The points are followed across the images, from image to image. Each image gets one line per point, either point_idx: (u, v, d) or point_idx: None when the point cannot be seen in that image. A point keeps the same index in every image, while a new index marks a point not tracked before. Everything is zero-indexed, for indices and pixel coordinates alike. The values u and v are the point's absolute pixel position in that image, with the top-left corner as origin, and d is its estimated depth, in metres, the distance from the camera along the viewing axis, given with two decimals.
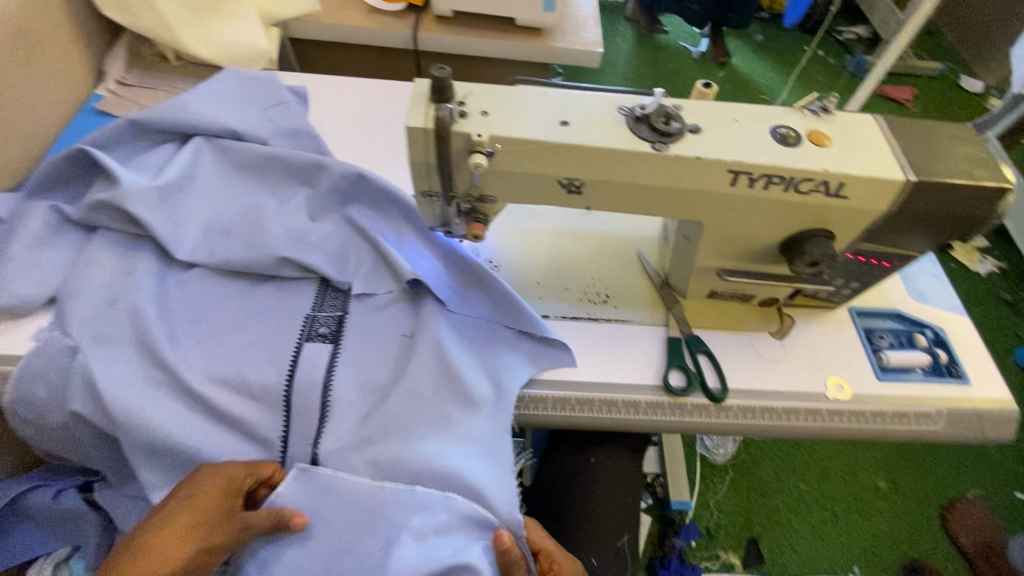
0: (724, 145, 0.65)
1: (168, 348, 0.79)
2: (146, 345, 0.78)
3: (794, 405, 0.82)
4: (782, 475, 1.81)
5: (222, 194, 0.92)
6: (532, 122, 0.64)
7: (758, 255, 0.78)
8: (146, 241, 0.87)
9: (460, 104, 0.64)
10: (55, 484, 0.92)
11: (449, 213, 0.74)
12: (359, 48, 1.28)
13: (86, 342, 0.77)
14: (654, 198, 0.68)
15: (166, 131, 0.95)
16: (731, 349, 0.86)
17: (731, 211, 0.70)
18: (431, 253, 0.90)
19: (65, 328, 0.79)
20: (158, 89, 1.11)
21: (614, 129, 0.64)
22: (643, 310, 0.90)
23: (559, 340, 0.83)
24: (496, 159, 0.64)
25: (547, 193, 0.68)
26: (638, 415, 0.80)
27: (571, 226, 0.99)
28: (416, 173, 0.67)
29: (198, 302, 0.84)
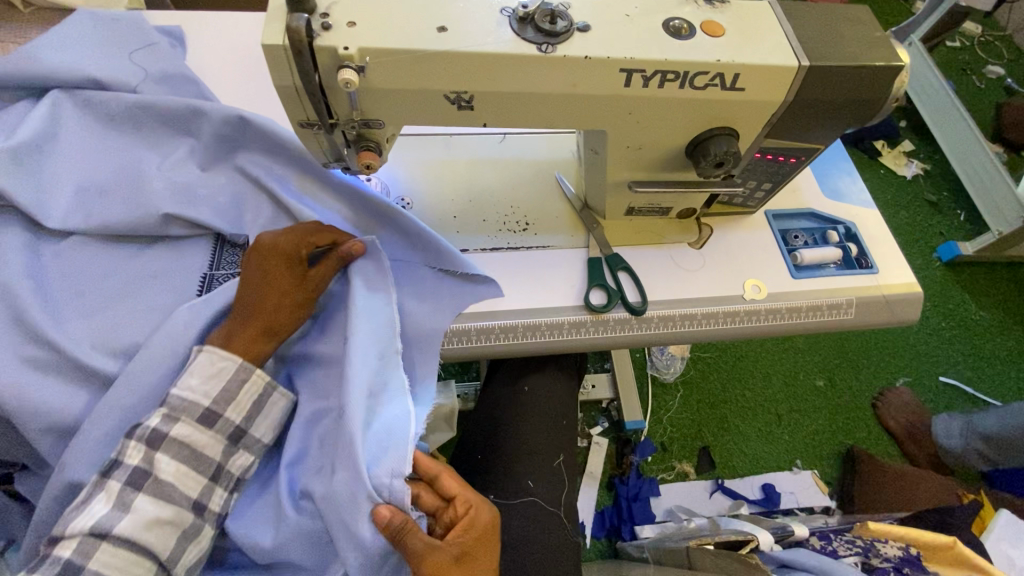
0: (615, 42, 0.61)
1: (55, 325, 0.73)
2: (28, 324, 0.72)
3: (714, 310, 0.83)
4: (729, 386, 1.90)
5: (92, 152, 0.83)
6: (405, 30, 0.58)
7: (668, 162, 0.77)
8: (11, 211, 0.78)
9: (323, 15, 0.57)
10: None
11: (337, 144, 0.68)
12: None
13: None
14: (550, 108, 0.65)
15: (15, 87, 0.83)
16: (653, 263, 0.86)
17: (632, 116, 0.67)
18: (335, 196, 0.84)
19: None
20: (5, 40, 0.97)
21: (496, 32, 0.59)
22: (564, 233, 0.88)
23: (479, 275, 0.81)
24: (371, 76, 0.59)
25: (435, 111, 0.64)
26: (562, 336, 0.80)
27: (486, 155, 0.95)
28: (287, 100, 0.61)
29: (84, 273, 0.78)
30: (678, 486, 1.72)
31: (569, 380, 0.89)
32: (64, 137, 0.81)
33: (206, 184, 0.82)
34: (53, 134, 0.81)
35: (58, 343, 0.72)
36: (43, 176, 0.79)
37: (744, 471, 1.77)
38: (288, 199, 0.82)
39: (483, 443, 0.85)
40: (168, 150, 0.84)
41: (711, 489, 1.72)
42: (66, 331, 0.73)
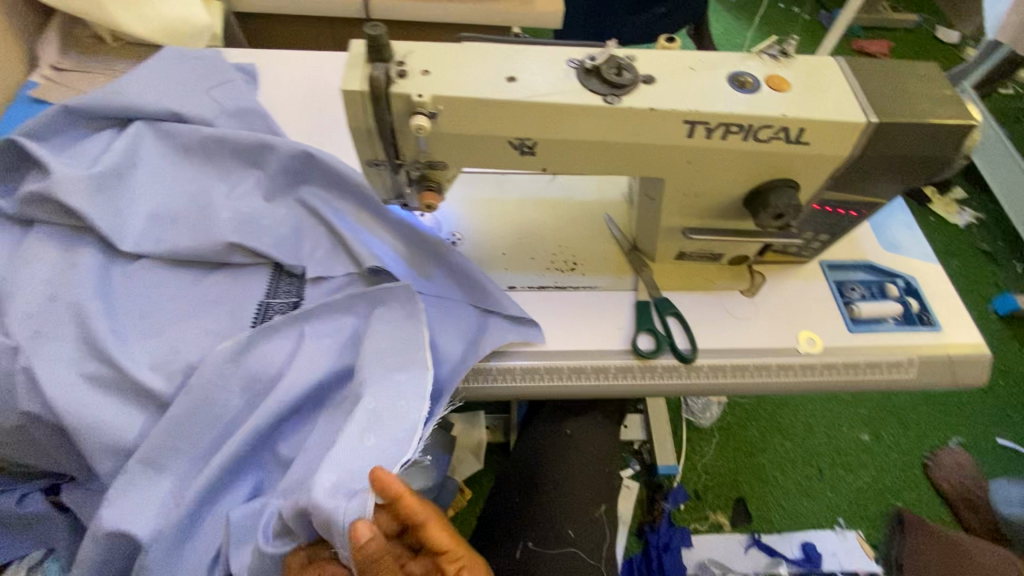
0: (679, 94, 0.62)
1: (120, 344, 0.76)
2: (96, 341, 0.75)
3: (766, 362, 0.81)
4: (768, 434, 1.83)
5: (167, 180, 0.87)
6: (476, 79, 0.60)
7: (724, 210, 0.76)
8: (88, 232, 0.82)
9: (399, 64, 0.60)
10: (19, 489, 0.89)
11: (400, 183, 0.71)
12: (311, 21, 1.22)
13: (29, 341, 0.74)
14: (611, 156, 0.66)
15: (102, 117, 0.88)
16: (702, 309, 0.85)
17: (691, 165, 0.68)
18: (390, 231, 0.87)
19: (5, 328, 0.74)
20: (96, 72, 1.04)
21: (563, 82, 0.61)
22: (611, 275, 0.87)
23: (525, 318, 0.81)
24: (440, 121, 0.61)
25: (498, 156, 0.65)
26: (608, 381, 0.78)
27: (536, 194, 0.96)
28: (358, 140, 0.63)
29: (151, 295, 0.81)
30: (711, 537, 1.64)
31: (613, 424, 0.87)
32: (143, 165, 0.86)
33: (269, 215, 0.86)
34: (133, 162, 0.85)
35: (123, 362, 0.74)
36: (120, 200, 0.82)
37: (783, 527, 1.68)
38: (345, 233, 0.84)
39: (521, 486, 0.83)
40: (237, 181, 0.88)
41: (747, 543, 1.64)
42: (130, 351, 0.76)
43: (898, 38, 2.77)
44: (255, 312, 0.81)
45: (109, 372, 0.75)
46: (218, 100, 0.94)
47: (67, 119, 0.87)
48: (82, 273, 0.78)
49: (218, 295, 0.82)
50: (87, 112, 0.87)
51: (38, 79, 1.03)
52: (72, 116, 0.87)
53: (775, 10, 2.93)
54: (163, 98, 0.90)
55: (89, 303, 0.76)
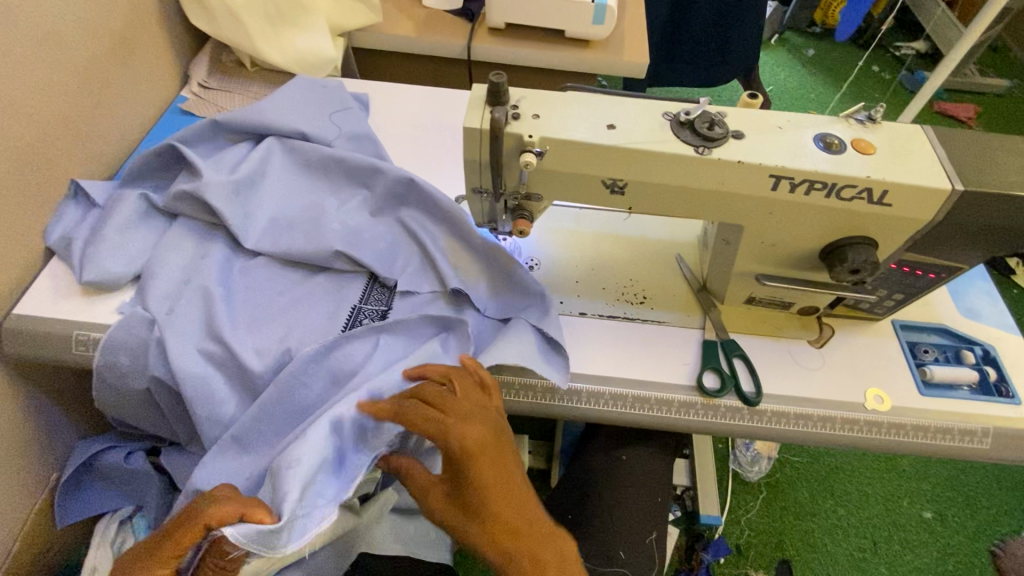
0: (766, 151, 0.67)
1: (236, 329, 0.86)
2: (218, 324, 0.85)
3: (830, 414, 0.82)
4: (819, 497, 1.76)
5: (289, 191, 0.99)
6: (580, 125, 0.67)
7: (799, 261, 0.79)
8: (219, 229, 0.95)
9: (514, 107, 0.68)
10: (126, 446, 0.98)
11: (497, 209, 0.79)
12: (417, 59, 1.36)
13: (163, 316, 0.85)
14: (695, 201, 0.71)
15: (242, 131, 1.02)
16: (767, 355, 0.87)
17: (772, 216, 0.72)
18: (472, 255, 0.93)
19: (145, 304, 0.86)
20: (236, 92, 1.19)
21: (658, 132, 0.67)
22: (680, 312, 0.91)
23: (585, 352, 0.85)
24: (545, 159, 0.68)
25: (590, 192, 0.72)
26: (670, 413, 0.81)
27: (611, 229, 1.01)
28: (469, 170, 0.72)
29: (265, 289, 0.92)
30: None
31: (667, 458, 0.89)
32: (271, 176, 0.98)
33: (372, 231, 0.96)
34: (264, 173, 0.97)
35: (236, 346, 0.84)
36: (249, 204, 0.94)
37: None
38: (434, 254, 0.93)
39: (575, 503, 0.87)
40: (347, 198, 0.99)
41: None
42: (244, 336, 0.86)
43: (985, 103, 2.69)
44: (349, 318, 0.90)
45: (222, 353, 0.84)
46: (338, 124, 1.06)
47: (214, 131, 1.01)
48: (212, 265, 0.90)
49: (320, 296, 0.92)
50: (231, 127, 1.00)
51: (188, 95, 1.19)
52: (219, 129, 1.01)
53: (853, 68, 2.92)
54: (293, 119, 1.03)
55: (216, 291, 0.87)
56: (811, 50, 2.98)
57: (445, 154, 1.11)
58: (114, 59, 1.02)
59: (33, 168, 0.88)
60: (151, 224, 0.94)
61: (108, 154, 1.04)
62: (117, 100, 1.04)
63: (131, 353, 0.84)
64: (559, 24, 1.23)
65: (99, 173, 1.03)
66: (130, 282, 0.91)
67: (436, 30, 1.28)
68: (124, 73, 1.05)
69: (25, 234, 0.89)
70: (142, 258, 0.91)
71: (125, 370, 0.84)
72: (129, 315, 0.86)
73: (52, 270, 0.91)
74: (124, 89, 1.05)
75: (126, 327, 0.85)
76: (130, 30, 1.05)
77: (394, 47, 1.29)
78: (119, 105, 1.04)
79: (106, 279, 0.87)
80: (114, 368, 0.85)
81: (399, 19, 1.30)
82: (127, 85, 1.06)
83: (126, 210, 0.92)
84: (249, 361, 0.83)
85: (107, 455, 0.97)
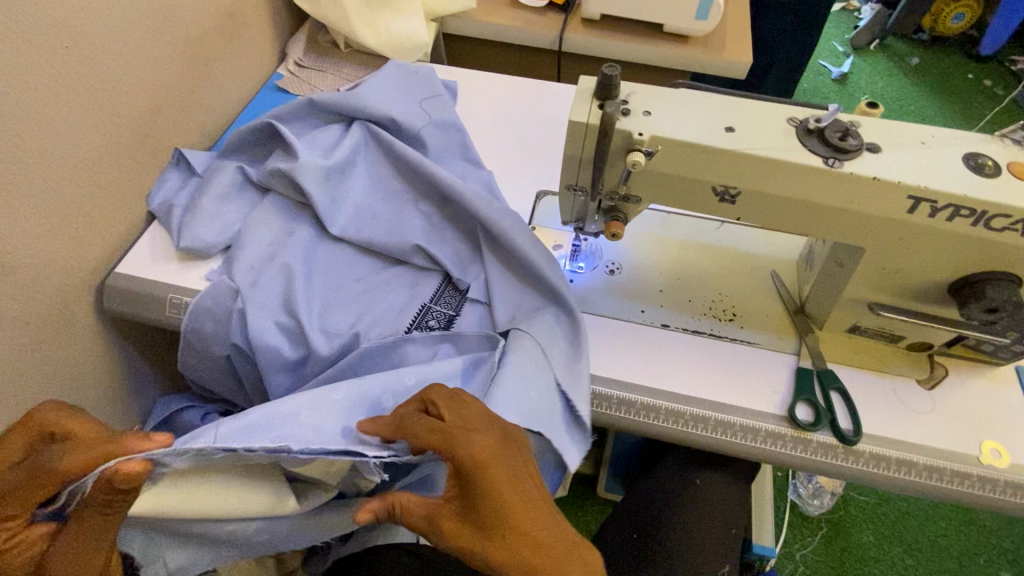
0: (907, 168, 0.60)
1: (315, 308, 0.86)
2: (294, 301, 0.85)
3: (939, 464, 0.74)
4: (885, 543, 1.63)
5: (376, 178, 0.98)
6: (696, 126, 0.63)
7: (922, 292, 0.71)
8: (306, 208, 0.95)
9: (624, 102, 0.65)
10: (202, 407, 1.00)
11: (589, 209, 0.75)
12: (505, 48, 1.34)
13: (247, 288, 0.86)
14: (814, 217, 0.65)
15: (336, 113, 1.03)
16: (868, 390, 0.80)
17: (901, 241, 0.64)
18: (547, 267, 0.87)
19: (232, 274, 0.88)
20: (329, 72, 1.21)
21: (783, 139, 0.62)
22: (772, 334, 0.85)
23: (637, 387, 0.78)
24: (653, 160, 0.64)
25: (696, 199, 0.67)
26: (755, 442, 0.76)
27: (700, 238, 0.95)
28: (568, 166, 0.69)
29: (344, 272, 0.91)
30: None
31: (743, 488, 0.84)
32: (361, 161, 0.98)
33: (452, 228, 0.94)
34: (355, 157, 0.98)
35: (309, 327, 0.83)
36: (337, 188, 0.94)
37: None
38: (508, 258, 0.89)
39: (641, 524, 0.82)
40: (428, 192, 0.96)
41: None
42: (320, 316, 0.86)
43: None
44: (416, 317, 0.86)
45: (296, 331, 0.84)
46: (428, 112, 1.05)
47: (310, 111, 1.03)
48: (296, 241, 0.91)
49: (394, 289, 0.90)
50: (328, 108, 1.01)
51: (284, 72, 1.22)
52: (317, 110, 1.02)
53: (964, 80, 2.66)
54: (386, 104, 1.02)
55: (298, 269, 0.87)
56: (915, 58, 2.74)
57: (529, 147, 1.09)
58: (223, 34, 1.05)
59: (145, 134, 0.92)
60: (244, 196, 0.97)
61: (209, 124, 1.08)
62: (221, 73, 1.07)
63: (217, 320, 0.87)
64: (657, 18, 1.17)
65: (200, 143, 1.07)
66: (219, 251, 0.93)
67: (528, 19, 1.25)
68: (230, 48, 1.08)
69: (133, 196, 0.93)
70: (232, 229, 0.93)
71: (210, 336, 0.87)
72: (216, 282, 0.88)
73: (153, 233, 0.96)
74: (228, 63, 1.08)
75: (213, 295, 0.87)
76: (239, 6, 1.08)
77: (484, 34, 1.27)
78: (222, 78, 1.08)
79: (200, 246, 0.91)
80: (199, 333, 0.87)
81: (492, 6, 1.28)
82: (231, 60, 1.09)
83: (224, 181, 0.95)
84: (319, 344, 0.82)
85: (185, 414, 1.00)
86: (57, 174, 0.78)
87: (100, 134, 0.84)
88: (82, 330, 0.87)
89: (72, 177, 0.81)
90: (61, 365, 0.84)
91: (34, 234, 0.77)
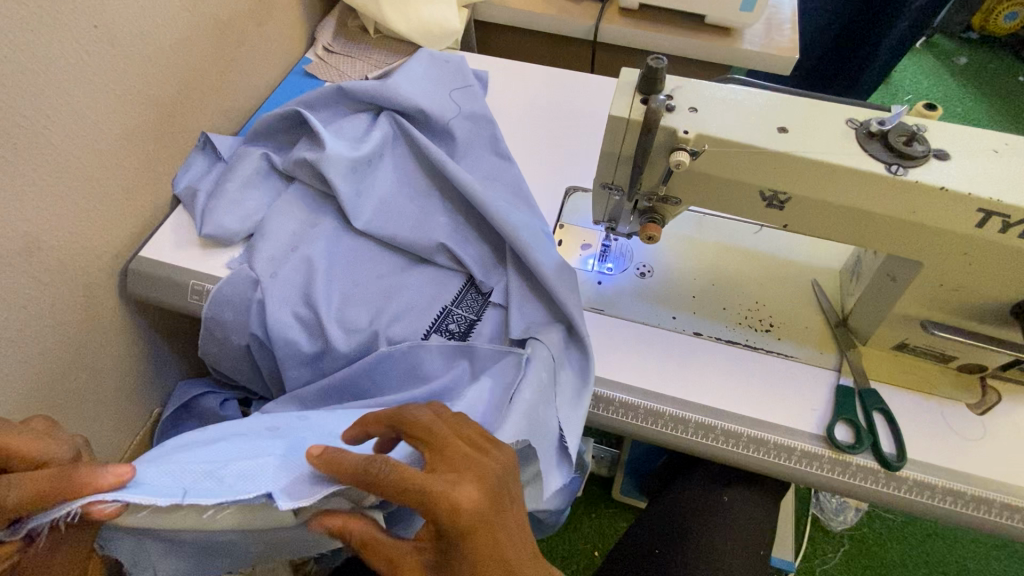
0: (978, 178, 0.55)
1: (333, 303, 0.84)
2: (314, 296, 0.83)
3: (990, 496, 0.69)
4: (911, 563, 1.57)
5: (402, 173, 0.96)
6: (746, 125, 0.58)
7: (982, 311, 0.66)
8: (329, 200, 0.93)
9: (668, 97, 0.61)
10: (222, 393, 1.00)
11: (624, 209, 0.71)
12: (537, 36, 1.29)
13: (266, 278, 0.85)
14: (869, 227, 0.60)
15: (364, 102, 1.00)
16: (914, 412, 0.75)
17: (965, 257, 0.60)
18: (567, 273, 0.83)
19: (251, 262, 0.87)
20: (357, 58, 1.19)
21: (841, 142, 0.57)
22: (811, 348, 0.80)
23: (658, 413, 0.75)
24: (697, 161, 0.60)
25: (741, 204, 0.63)
26: (789, 462, 0.72)
27: (737, 242, 0.91)
28: (605, 163, 0.65)
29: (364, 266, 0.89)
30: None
31: (773, 506, 0.80)
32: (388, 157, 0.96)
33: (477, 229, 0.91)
34: (381, 151, 0.95)
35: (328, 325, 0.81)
36: (361, 182, 0.92)
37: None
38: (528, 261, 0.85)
39: (666, 538, 0.78)
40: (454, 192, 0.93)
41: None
42: (339, 312, 0.84)
43: None
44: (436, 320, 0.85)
45: (314, 327, 0.83)
46: (458, 104, 1.02)
47: (338, 99, 1.01)
48: (318, 233, 0.89)
49: (415, 290, 0.87)
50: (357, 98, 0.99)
51: (312, 57, 1.20)
52: (347, 100, 1.00)
53: (1017, 81, 2.52)
54: (415, 95, 0.98)
55: (320, 263, 0.86)
56: (965, 57, 2.60)
57: (560, 140, 1.05)
58: (252, 16, 1.03)
59: (171, 118, 0.91)
60: (268, 184, 0.95)
61: (236, 109, 1.06)
62: (249, 57, 1.05)
63: (235, 309, 0.85)
64: (699, 8, 1.12)
65: (226, 127, 1.06)
66: (240, 239, 0.92)
67: (563, 7, 1.20)
68: (259, 31, 1.06)
69: (158, 180, 0.92)
70: (255, 216, 0.92)
71: (229, 324, 0.86)
72: (235, 271, 0.87)
73: (177, 218, 0.95)
74: (256, 48, 1.07)
75: (233, 283, 0.86)
76: None
77: (516, 22, 1.23)
78: (249, 62, 1.06)
79: (222, 233, 0.89)
80: (218, 321, 0.86)
81: None
82: (259, 44, 1.07)
83: (248, 168, 0.94)
84: (336, 342, 0.81)
85: (205, 399, 0.99)
86: (83, 156, 0.77)
87: (126, 116, 0.83)
88: (104, 312, 0.87)
89: (97, 160, 0.80)
90: (83, 348, 0.84)
91: (58, 216, 0.76)
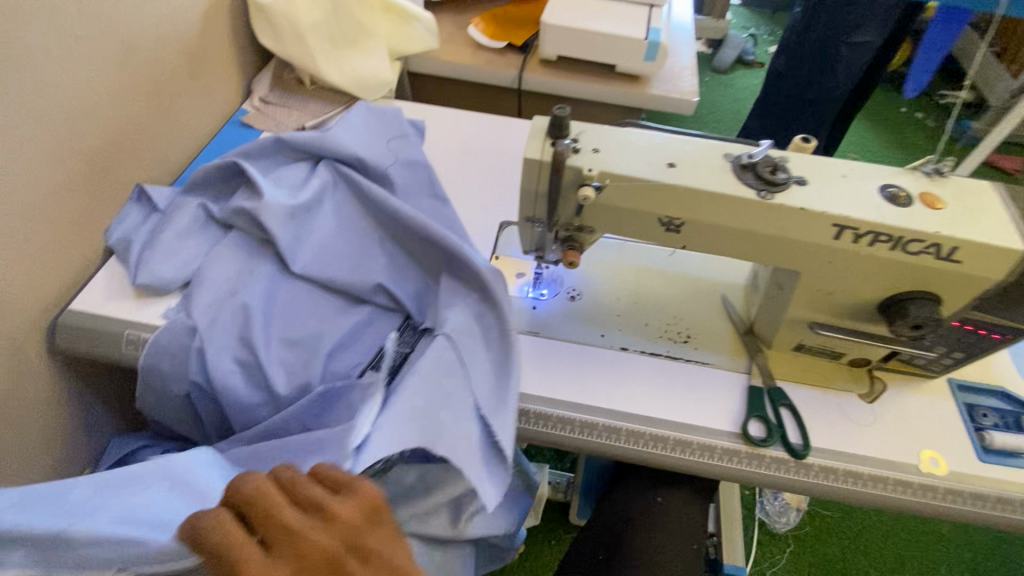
0: (830, 199, 0.66)
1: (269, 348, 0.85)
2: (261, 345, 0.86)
3: (883, 474, 0.78)
4: (851, 556, 1.67)
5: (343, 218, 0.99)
6: (641, 162, 0.67)
7: (855, 311, 0.77)
8: (268, 247, 0.95)
9: (574, 140, 0.69)
10: (161, 445, 0.97)
11: (547, 240, 0.79)
12: (467, 85, 1.39)
13: (204, 326, 0.86)
14: (752, 244, 0.70)
15: (304, 152, 1.04)
16: (816, 405, 0.84)
17: (832, 265, 0.70)
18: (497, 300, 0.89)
19: (189, 311, 0.87)
20: (294, 108, 1.24)
21: (719, 173, 0.67)
22: (724, 354, 0.89)
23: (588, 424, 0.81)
24: (602, 194, 0.68)
25: (644, 229, 0.72)
26: (711, 459, 0.79)
27: (655, 264, 1.00)
28: (524, 199, 0.72)
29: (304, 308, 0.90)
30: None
31: (704, 502, 0.87)
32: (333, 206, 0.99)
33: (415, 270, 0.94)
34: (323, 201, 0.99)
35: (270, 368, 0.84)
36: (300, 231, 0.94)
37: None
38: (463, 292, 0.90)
39: (608, 543, 0.82)
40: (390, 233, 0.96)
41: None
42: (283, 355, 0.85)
43: None
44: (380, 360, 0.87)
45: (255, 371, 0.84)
46: (397, 152, 1.08)
47: (278, 149, 1.04)
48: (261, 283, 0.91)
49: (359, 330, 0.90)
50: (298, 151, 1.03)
51: (249, 108, 1.24)
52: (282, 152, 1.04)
53: (896, 113, 2.89)
54: (354, 145, 1.03)
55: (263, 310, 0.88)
56: None
57: (492, 179, 1.14)
58: (186, 72, 1.07)
59: (105, 171, 0.93)
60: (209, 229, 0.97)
61: (172, 161, 1.08)
62: (184, 111, 1.08)
63: (172, 358, 0.85)
64: (610, 59, 1.25)
65: (163, 178, 1.07)
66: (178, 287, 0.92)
67: (489, 59, 1.31)
68: (194, 86, 1.09)
69: (89, 232, 0.92)
70: (192, 264, 0.92)
71: (167, 373, 0.85)
72: (172, 320, 0.87)
73: (110, 268, 0.94)
74: (191, 101, 1.10)
75: (170, 332, 0.86)
76: (203, 46, 1.10)
77: (447, 72, 1.33)
78: (185, 115, 1.09)
79: (158, 282, 0.90)
80: (155, 371, 0.86)
81: (454, 46, 1.34)
82: (195, 97, 1.10)
83: (186, 218, 0.95)
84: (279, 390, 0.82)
85: (142, 453, 0.96)
86: (10, 212, 0.77)
87: (57, 172, 0.84)
88: (31, 370, 0.85)
89: (24, 216, 0.79)
90: (8, 408, 0.81)
91: None
